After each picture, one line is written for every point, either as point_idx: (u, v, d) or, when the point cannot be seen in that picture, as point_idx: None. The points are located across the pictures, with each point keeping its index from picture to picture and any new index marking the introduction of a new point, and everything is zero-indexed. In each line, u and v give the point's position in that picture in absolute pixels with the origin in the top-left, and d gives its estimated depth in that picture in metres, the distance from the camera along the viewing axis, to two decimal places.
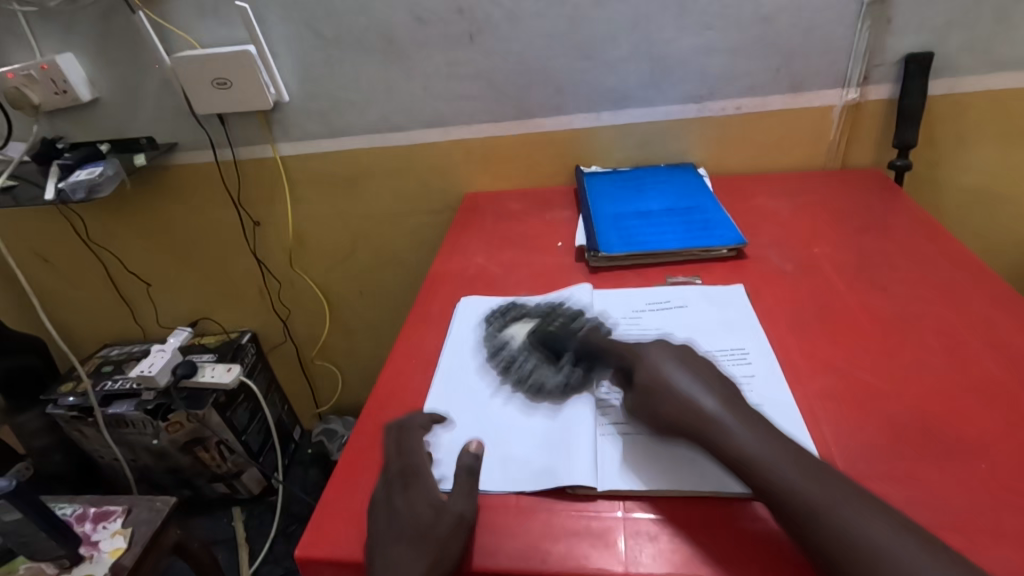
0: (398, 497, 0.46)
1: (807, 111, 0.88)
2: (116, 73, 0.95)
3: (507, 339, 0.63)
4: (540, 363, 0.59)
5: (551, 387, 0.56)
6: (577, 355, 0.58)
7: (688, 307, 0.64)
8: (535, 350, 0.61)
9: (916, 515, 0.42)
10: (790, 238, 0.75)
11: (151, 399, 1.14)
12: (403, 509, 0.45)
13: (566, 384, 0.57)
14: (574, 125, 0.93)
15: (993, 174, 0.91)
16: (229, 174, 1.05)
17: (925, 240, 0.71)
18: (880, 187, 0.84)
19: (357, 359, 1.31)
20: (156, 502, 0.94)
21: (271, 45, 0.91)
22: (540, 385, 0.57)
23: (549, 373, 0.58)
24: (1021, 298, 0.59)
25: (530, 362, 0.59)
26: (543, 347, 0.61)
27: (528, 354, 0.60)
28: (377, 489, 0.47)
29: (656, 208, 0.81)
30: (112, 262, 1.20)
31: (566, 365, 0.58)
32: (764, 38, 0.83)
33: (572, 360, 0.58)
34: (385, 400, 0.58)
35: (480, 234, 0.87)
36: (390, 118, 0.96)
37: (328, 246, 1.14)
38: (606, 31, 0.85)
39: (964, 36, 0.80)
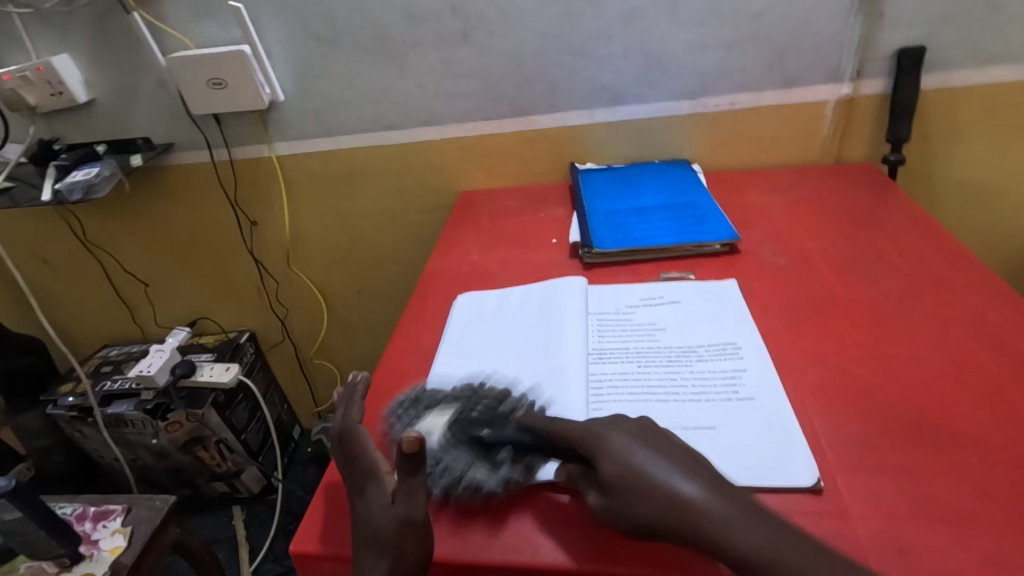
0: (372, 497, 0.44)
1: (801, 106, 0.88)
2: (111, 73, 0.95)
3: (426, 432, 0.51)
4: (472, 464, 0.47)
5: (488, 491, 0.45)
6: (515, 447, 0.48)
7: (681, 303, 0.65)
8: (463, 446, 0.49)
9: (904, 506, 0.42)
10: (784, 233, 0.76)
11: (150, 399, 1.14)
12: (380, 510, 0.43)
13: (504, 491, 0.46)
14: (568, 122, 0.93)
15: (986, 168, 0.91)
16: (225, 174, 1.06)
17: (917, 234, 0.71)
18: (874, 182, 0.84)
19: (355, 358, 1.32)
20: (156, 501, 0.95)
21: (266, 45, 0.91)
22: (473, 483, 0.46)
23: (483, 475, 0.46)
24: (1012, 291, 0.60)
25: (457, 462, 0.47)
26: (466, 441, 0.49)
27: (450, 455, 0.48)
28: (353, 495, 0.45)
29: (650, 204, 0.81)
30: (110, 262, 1.20)
31: (502, 462, 0.47)
32: (756, 34, 0.83)
33: (508, 457, 0.47)
34: (381, 396, 0.59)
35: (476, 231, 0.87)
36: (385, 116, 0.96)
37: (325, 245, 1.14)
38: (600, 28, 0.85)
39: (956, 31, 0.80)
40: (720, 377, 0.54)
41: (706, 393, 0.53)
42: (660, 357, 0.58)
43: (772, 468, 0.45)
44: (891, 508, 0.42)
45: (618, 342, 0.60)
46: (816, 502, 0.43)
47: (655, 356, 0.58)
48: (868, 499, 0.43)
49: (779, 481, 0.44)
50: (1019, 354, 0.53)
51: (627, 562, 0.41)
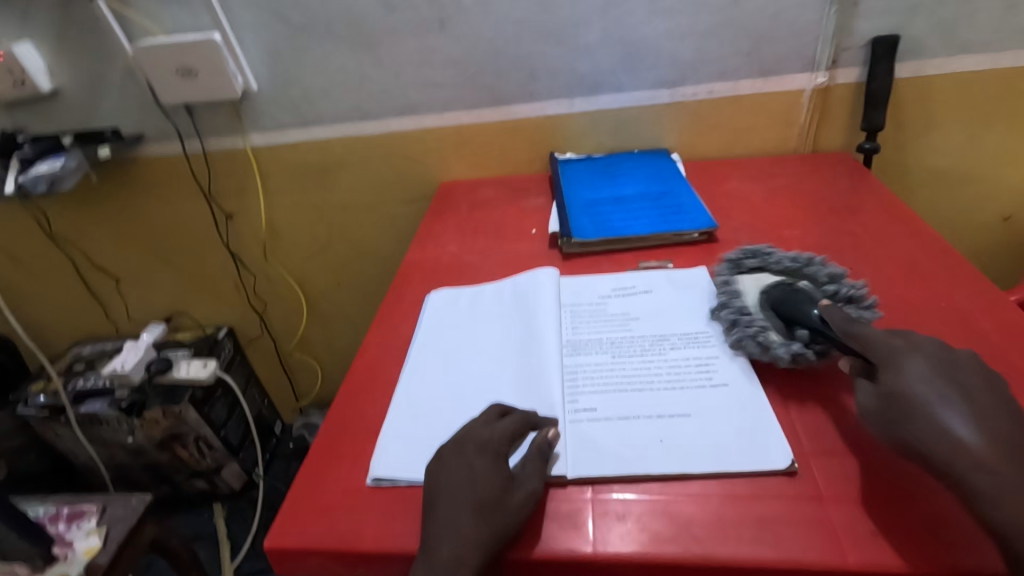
0: (470, 457, 0.45)
1: (778, 95, 0.88)
2: (76, 62, 0.92)
3: (742, 290, 0.60)
4: (770, 328, 0.54)
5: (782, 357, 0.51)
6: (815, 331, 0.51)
7: (653, 292, 0.65)
8: (774, 314, 0.55)
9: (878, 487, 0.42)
10: (762, 222, 0.76)
11: (125, 397, 1.12)
12: (483, 476, 0.44)
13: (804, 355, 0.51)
14: (547, 111, 0.92)
15: (959, 155, 0.93)
16: (199, 166, 1.03)
17: (891, 221, 0.72)
18: (850, 170, 0.85)
19: (335, 351, 1.30)
20: (132, 500, 0.93)
21: (238, 33, 0.89)
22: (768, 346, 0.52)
23: (776, 343, 0.52)
24: (982, 276, 0.61)
25: (765, 332, 0.53)
26: (776, 313, 0.56)
27: (764, 319, 0.55)
28: (448, 443, 0.47)
29: (630, 193, 0.81)
30: (79, 258, 1.17)
31: (800, 337, 0.51)
32: (734, 23, 0.83)
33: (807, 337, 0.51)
34: (358, 391, 0.58)
35: (455, 222, 0.86)
36: (361, 106, 0.95)
37: (304, 237, 1.12)
38: (577, 16, 0.84)
39: (929, 19, 0.81)
40: (694, 364, 0.54)
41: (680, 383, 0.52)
42: (635, 347, 0.57)
43: (746, 455, 0.45)
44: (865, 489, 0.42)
45: (591, 333, 0.60)
46: (788, 484, 0.43)
47: (629, 345, 0.58)
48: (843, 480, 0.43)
49: (753, 465, 0.44)
50: (989, 336, 0.54)
51: (680, 528, 0.42)
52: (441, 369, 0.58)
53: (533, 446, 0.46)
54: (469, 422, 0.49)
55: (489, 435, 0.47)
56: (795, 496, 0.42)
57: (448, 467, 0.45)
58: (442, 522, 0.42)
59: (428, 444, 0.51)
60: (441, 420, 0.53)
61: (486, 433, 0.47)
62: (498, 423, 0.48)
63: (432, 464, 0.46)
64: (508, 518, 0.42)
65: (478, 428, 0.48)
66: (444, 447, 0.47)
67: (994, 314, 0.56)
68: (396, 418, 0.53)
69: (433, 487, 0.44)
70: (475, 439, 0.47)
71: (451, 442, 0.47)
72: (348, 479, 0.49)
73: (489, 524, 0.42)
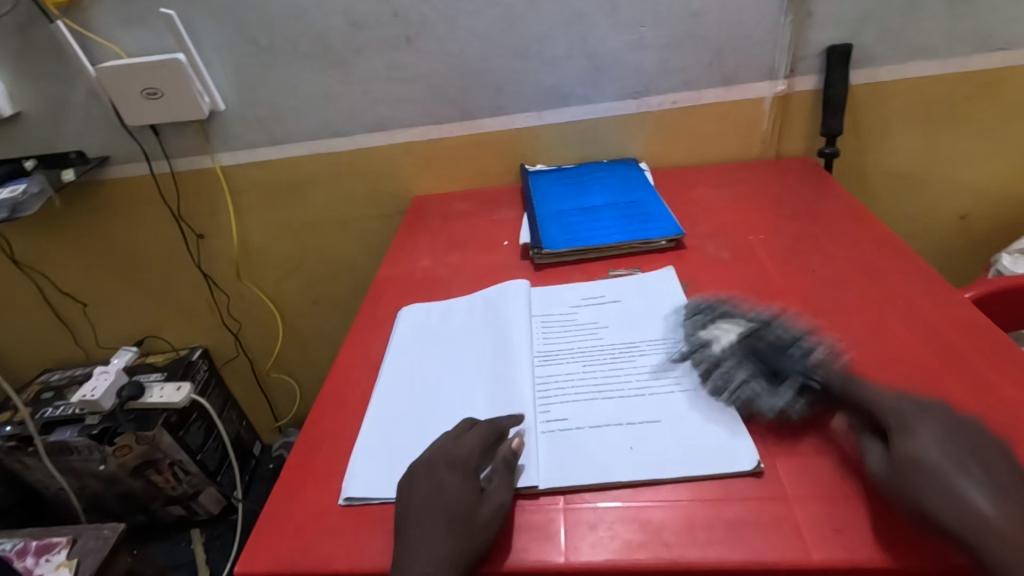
0: (439, 474, 0.45)
1: (740, 103, 0.91)
2: (38, 85, 0.91)
3: (712, 339, 0.56)
4: (753, 376, 0.50)
5: (763, 409, 0.48)
6: (805, 382, 0.49)
7: (622, 302, 0.65)
8: (754, 364, 0.52)
9: (843, 487, 0.43)
10: (728, 228, 0.78)
11: (96, 424, 1.09)
12: (452, 491, 0.44)
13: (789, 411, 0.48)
14: (516, 124, 0.93)
15: (915, 157, 0.96)
16: (168, 186, 1.02)
17: (851, 224, 0.74)
18: (811, 174, 0.88)
19: (313, 369, 1.29)
20: (104, 530, 0.90)
21: (203, 53, 0.89)
22: (750, 397, 0.49)
23: (762, 395, 0.49)
24: (937, 274, 0.63)
25: (736, 374, 0.51)
26: (757, 358, 0.52)
27: (737, 365, 0.52)
28: (419, 461, 0.47)
29: (599, 203, 0.83)
30: (44, 283, 1.14)
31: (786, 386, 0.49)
32: (694, 34, 0.85)
33: (796, 386, 0.48)
34: (330, 410, 0.58)
35: (428, 237, 0.86)
36: (330, 123, 0.95)
37: (277, 255, 1.11)
38: (542, 31, 0.86)
39: (880, 29, 0.84)
40: (663, 370, 0.55)
41: (650, 389, 0.53)
42: (605, 355, 0.58)
43: (712, 459, 0.46)
44: (833, 488, 0.43)
45: (563, 343, 0.61)
46: (754, 484, 0.44)
47: (599, 353, 0.59)
48: (811, 479, 0.44)
49: (720, 468, 0.45)
50: (943, 333, 0.55)
51: (652, 536, 0.42)
52: (411, 387, 0.58)
53: (501, 459, 0.47)
54: (439, 439, 0.49)
55: (458, 450, 0.47)
56: (761, 497, 0.43)
57: (419, 485, 0.45)
58: (415, 539, 0.42)
59: (400, 461, 0.50)
60: (413, 437, 0.53)
61: (456, 449, 0.47)
62: (467, 437, 0.49)
63: (403, 482, 0.46)
64: (479, 533, 0.42)
65: (447, 444, 0.48)
66: (415, 466, 0.47)
67: (947, 312, 0.57)
68: (368, 436, 0.53)
69: (404, 506, 0.44)
70: (444, 455, 0.47)
71: (421, 461, 0.47)
72: (321, 499, 0.49)
73: (458, 541, 0.41)
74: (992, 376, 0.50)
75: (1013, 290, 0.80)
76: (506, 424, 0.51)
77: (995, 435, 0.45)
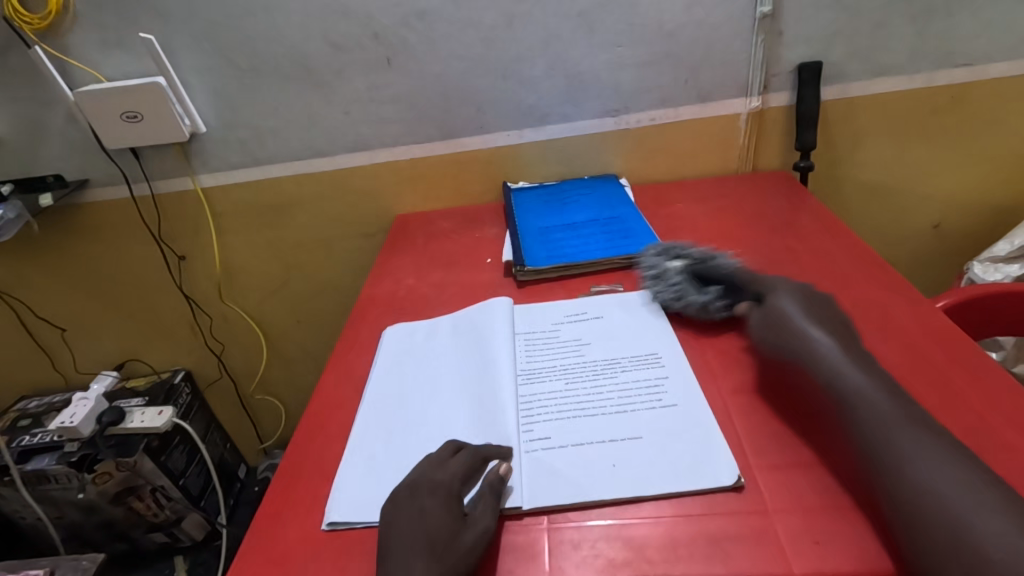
0: (422, 500, 0.45)
1: (716, 120, 0.92)
2: (15, 111, 0.90)
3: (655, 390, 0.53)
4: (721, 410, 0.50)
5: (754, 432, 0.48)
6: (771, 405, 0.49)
7: (605, 318, 0.66)
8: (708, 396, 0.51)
9: (819, 497, 0.43)
10: (707, 242, 0.79)
11: (75, 451, 1.07)
12: (433, 516, 0.44)
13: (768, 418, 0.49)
14: (497, 142, 0.95)
15: (888, 169, 0.98)
16: (147, 208, 1.02)
17: (828, 236, 0.75)
18: (788, 187, 0.90)
19: (298, 390, 1.28)
20: (82, 561, 0.88)
21: (183, 76, 0.89)
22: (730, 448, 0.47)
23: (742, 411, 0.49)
24: (910, 284, 0.64)
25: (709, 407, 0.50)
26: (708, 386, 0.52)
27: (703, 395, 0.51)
28: (402, 485, 0.47)
29: (580, 220, 0.84)
30: (20, 308, 1.12)
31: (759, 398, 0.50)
32: (669, 52, 0.87)
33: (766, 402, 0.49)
34: (312, 433, 0.57)
35: (412, 255, 0.86)
36: (313, 143, 0.95)
37: (260, 276, 1.11)
38: (520, 52, 0.87)
39: (848, 46, 0.87)
40: (644, 386, 0.56)
41: (632, 406, 0.54)
42: (588, 372, 0.59)
43: (693, 475, 0.46)
44: (809, 499, 0.44)
45: (545, 361, 0.61)
46: (735, 499, 0.45)
47: (582, 371, 0.59)
48: (786, 491, 0.44)
49: (702, 483, 0.46)
50: (917, 344, 0.56)
51: (629, 554, 0.42)
52: (395, 408, 0.58)
53: (487, 483, 0.47)
54: (423, 462, 0.49)
55: (441, 476, 0.47)
56: (743, 512, 0.44)
57: (402, 511, 0.45)
58: (396, 565, 0.41)
59: (385, 484, 0.50)
60: (400, 459, 0.52)
61: (438, 474, 0.47)
62: (451, 462, 0.49)
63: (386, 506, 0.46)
64: (460, 559, 0.42)
65: (430, 469, 0.48)
66: (398, 490, 0.47)
67: (923, 322, 0.59)
68: (352, 459, 0.53)
69: (386, 532, 0.44)
70: (428, 480, 0.47)
71: (403, 486, 0.47)
72: (304, 525, 0.48)
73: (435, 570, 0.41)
74: (963, 384, 0.51)
75: (984, 299, 0.82)
76: (489, 444, 0.51)
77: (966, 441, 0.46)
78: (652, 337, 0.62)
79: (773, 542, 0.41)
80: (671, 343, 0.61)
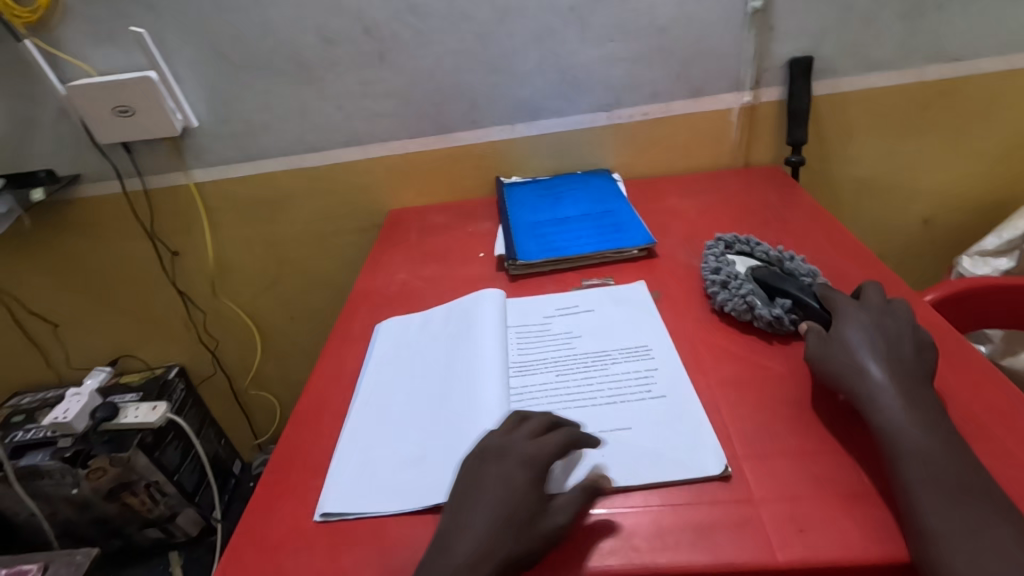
0: (512, 471, 0.45)
1: (708, 115, 0.93)
2: (6, 105, 0.90)
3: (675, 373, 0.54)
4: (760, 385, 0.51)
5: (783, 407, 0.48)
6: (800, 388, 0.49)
7: (596, 311, 0.66)
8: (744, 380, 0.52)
9: (804, 486, 0.44)
10: (699, 236, 0.79)
11: (68, 447, 1.07)
12: (520, 489, 0.44)
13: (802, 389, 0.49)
14: (490, 137, 0.95)
15: (879, 164, 0.99)
16: (140, 204, 1.01)
17: (818, 230, 0.76)
18: (779, 182, 0.90)
19: (292, 385, 1.28)
20: (76, 556, 0.88)
21: (175, 71, 0.89)
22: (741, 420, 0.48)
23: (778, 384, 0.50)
24: (898, 278, 0.65)
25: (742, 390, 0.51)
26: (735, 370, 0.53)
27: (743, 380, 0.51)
28: (485, 454, 0.47)
29: (572, 214, 0.84)
30: (13, 303, 1.12)
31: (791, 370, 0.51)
32: (661, 47, 0.87)
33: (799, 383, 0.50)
34: (303, 425, 0.58)
35: (404, 250, 0.87)
36: (306, 139, 0.95)
37: (253, 271, 1.11)
38: (512, 47, 0.87)
39: (839, 41, 0.87)
40: (634, 377, 0.56)
41: (622, 397, 0.54)
42: (578, 364, 0.59)
43: (683, 464, 0.47)
44: (793, 488, 0.44)
45: (537, 353, 0.61)
46: (720, 488, 0.45)
47: (573, 363, 0.59)
48: (770, 481, 0.45)
49: (690, 473, 0.46)
50: None
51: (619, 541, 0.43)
52: (386, 400, 0.58)
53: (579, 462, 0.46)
54: (508, 432, 0.48)
55: (532, 449, 0.46)
56: (729, 501, 0.44)
57: (483, 477, 0.45)
58: (469, 533, 0.42)
59: (376, 475, 0.51)
60: (392, 451, 0.53)
61: (529, 446, 0.46)
62: (545, 436, 0.48)
63: (459, 474, 0.46)
64: (541, 535, 0.41)
65: (521, 439, 0.47)
66: (482, 457, 0.46)
67: None
68: (345, 451, 0.53)
69: (463, 499, 0.44)
70: (518, 451, 0.46)
71: (489, 456, 0.46)
72: (294, 516, 0.49)
73: (515, 543, 0.41)
74: (948, 374, 0.52)
75: (972, 292, 0.83)
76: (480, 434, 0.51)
77: None
78: (643, 328, 0.62)
79: (757, 530, 0.42)
80: (661, 335, 0.61)
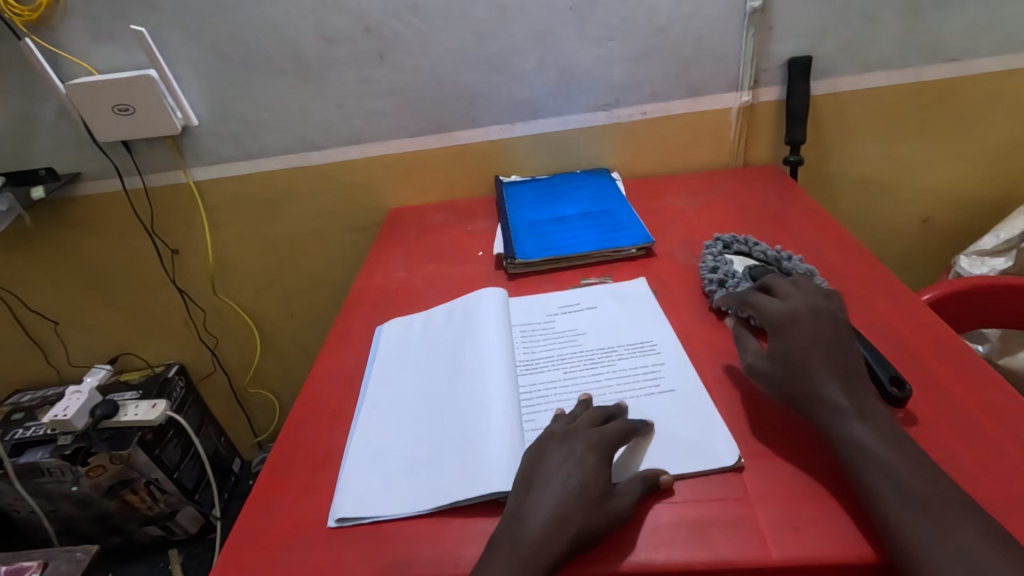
0: (580, 454, 0.46)
1: (707, 114, 0.93)
2: (7, 103, 0.90)
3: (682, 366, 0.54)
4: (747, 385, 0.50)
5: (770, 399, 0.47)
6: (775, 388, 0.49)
7: (600, 308, 0.67)
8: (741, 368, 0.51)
9: (799, 484, 0.44)
10: (697, 235, 0.80)
11: (68, 444, 1.07)
12: (592, 471, 0.45)
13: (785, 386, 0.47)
14: (490, 136, 0.95)
15: (878, 164, 0.99)
16: (140, 202, 1.02)
17: (816, 229, 0.76)
18: (778, 181, 0.90)
19: (292, 383, 1.29)
20: (76, 553, 0.88)
21: (175, 69, 0.89)
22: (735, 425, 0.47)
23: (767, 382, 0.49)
24: (895, 277, 0.65)
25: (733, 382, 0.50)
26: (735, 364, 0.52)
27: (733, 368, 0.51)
28: (551, 441, 0.48)
29: (571, 213, 0.84)
30: (13, 301, 1.12)
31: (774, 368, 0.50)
32: (660, 47, 0.87)
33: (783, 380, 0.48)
34: (301, 423, 0.58)
35: (403, 248, 0.87)
36: (306, 137, 0.95)
37: (253, 269, 1.11)
38: (511, 46, 0.87)
39: (838, 41, 0.87)
40: (641, 373, 0.56)
41: (629, 393, 0.54)
42: (585, 360, 0.59)
43: (691, 461, 0.47)
44: (788, 486, 0.44)
45: (544, 352, 0.62)
46: (715, 486, 0.45)
47: (579, 360, 0.60)
48: (765, 479, 0.45)
49: (693, 468, 0.46)
50: (899, 336, 0.57)
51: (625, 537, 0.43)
52: (395, 401, 0.58)
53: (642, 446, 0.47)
54: (569, 421, 0.49)
55: (599, 434, 0.47)
56: (725, 499, 0.44)
57: (552, 474, 0.45)
58: (542, 511, 0.43)
59: (388, 474, 0.51)
60: (402, 450, 0.53)
61: (594, 432, 0.48)
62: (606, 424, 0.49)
63: (523, 469, 0.47)
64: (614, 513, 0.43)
65: (586, 426, 0.48)
66: (549, 443, 0.48)
67: (905, 314, 0.59)
68: (357, 452, 0.53)
69: (534, 480, 0.45)
70: (584, 436, 0.47)
71: (555, 442, 0.48)
72: (293, 513, 0.49)
73: (588, 517, 0.42)
74: (943, 374, 0.52)
75: (969, 292, 0.83)
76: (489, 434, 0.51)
77: (944, 430, 0.47)
78: (649, 324, 0.63)
79: (751, 528, 0.42)
80: (665, 331, 0.61)
